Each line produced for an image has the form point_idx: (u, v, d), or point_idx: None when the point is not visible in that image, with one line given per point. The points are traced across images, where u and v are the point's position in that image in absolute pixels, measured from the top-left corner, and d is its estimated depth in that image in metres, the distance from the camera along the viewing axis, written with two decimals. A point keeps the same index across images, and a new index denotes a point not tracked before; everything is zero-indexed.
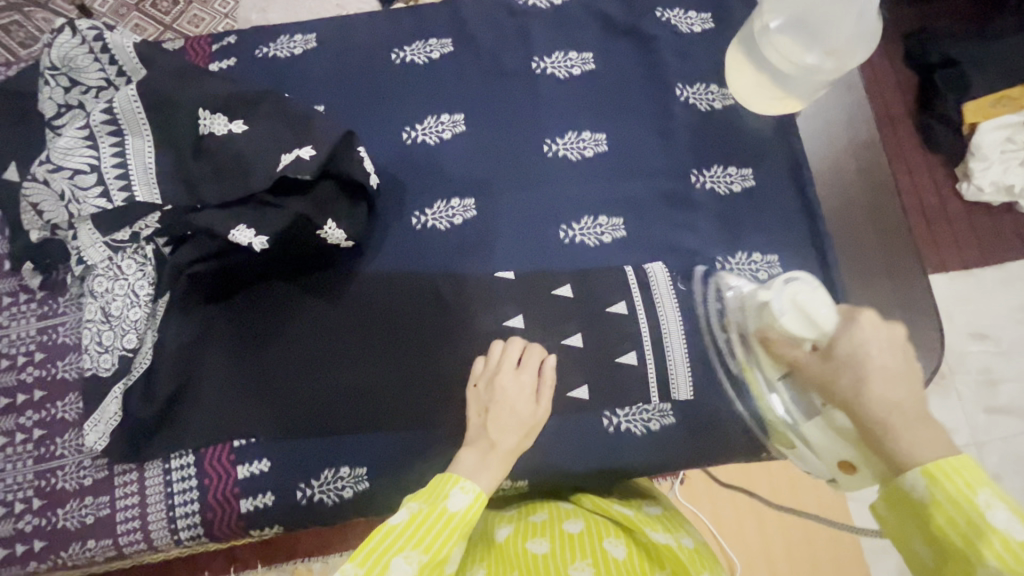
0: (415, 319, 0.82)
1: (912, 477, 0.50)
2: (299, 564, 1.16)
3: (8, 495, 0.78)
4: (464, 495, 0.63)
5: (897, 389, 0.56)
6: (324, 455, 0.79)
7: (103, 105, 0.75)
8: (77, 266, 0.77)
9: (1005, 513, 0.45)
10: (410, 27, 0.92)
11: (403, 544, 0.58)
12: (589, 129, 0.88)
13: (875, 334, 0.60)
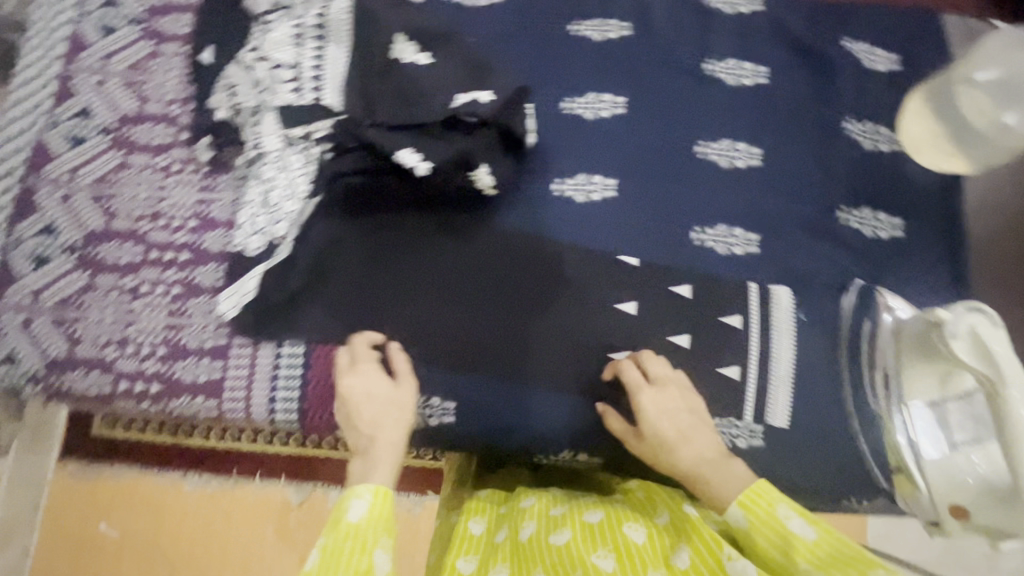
0: (527, 278, 0.85)
1: (734, 511, 0.60)
2: (317, 489, 1.26)
3: (139, 337, 0.86)
4: (385, 556, 0.56)
5: (700, 441, 0.69)
6: (419, 382, 0.83)
7: (317, 10, 0.82)
8: (251, 150, 0.83)
9: (799, 521, 0.56)
10: (594, 3, 0.95)
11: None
12: (745, 140, 0.88)
13: (660, 401, 0.73)
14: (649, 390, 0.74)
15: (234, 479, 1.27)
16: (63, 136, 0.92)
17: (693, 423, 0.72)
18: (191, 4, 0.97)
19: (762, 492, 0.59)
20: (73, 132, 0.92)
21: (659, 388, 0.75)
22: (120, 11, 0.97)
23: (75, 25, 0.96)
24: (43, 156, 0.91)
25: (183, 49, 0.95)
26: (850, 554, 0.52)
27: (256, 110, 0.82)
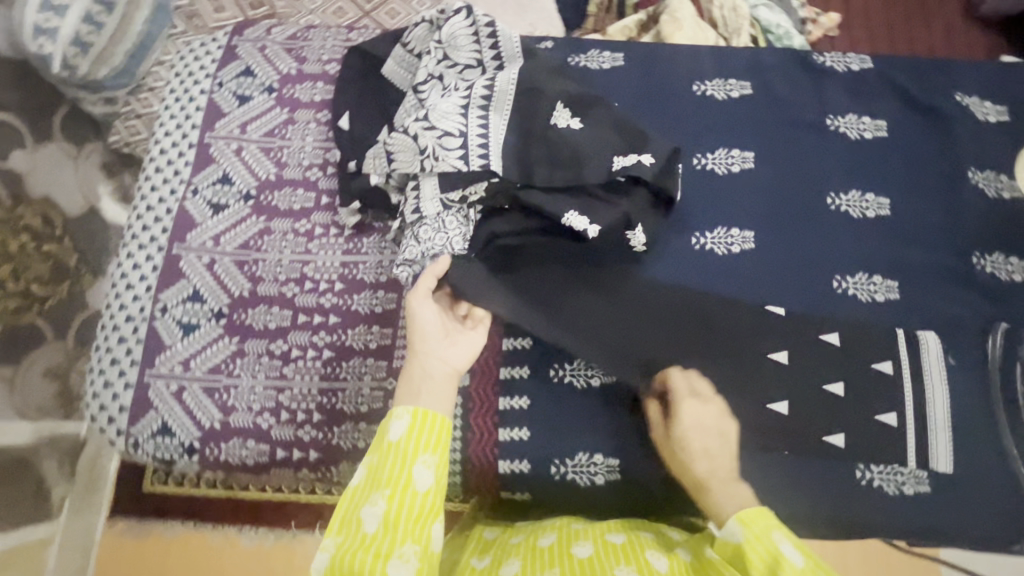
0: (679, 330, 0.86)
1: (728, 526, 0.62)
2: None
3: (293, 403, 0.85)
4: (426, 469, 0.61)
5: (719, 459, 0.71)
6: (581, 439, 0.83)
7: (482, 81, 0.86)
8: (410, 214, 0.85)
9: (791, 547, 0.58)
10: (713, 64, 1.00)
11: (368, 492, 0.59)
12: (873, 191, 0.92)
13: (698, 417, 0.74)
14: (695, 412, 0.75)
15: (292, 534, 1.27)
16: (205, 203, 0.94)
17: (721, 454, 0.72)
18: (323, 73, 1.01)
19: (757, 518, 0.61)
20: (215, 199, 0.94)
21: (714, 414, 0.75)
22: (254, 80, 1.00)
23: (211, 96, 0.99)
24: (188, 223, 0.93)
25: (318, 116, 0.98)
26: None
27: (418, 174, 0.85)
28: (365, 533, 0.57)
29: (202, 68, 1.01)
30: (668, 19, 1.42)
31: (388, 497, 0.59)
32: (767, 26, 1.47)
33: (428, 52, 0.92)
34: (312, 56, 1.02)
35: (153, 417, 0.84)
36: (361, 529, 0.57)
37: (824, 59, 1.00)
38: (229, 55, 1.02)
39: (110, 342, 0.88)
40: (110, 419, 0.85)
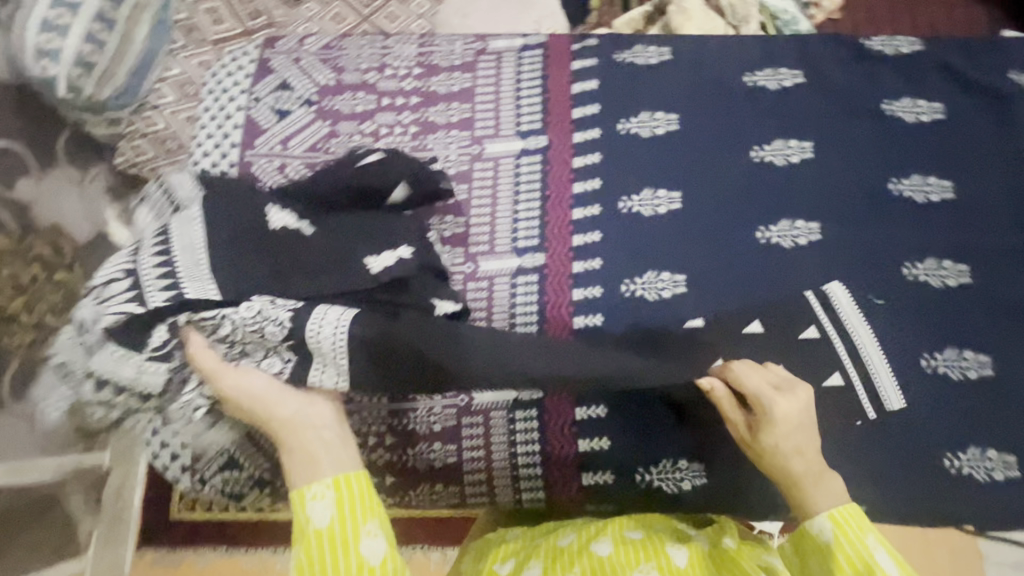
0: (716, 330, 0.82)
1: (820, 522, 0.68)
2: (417, 550, 1.32)
3: (363, 427, 0.82)
4: (322, 505, 0.68)
5: (812, 453, 0.71)
6: (665, 445, 0.81)
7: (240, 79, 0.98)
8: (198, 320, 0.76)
9: (886, 554, 0.65)
10: (760, 55, 0.98)
11: (360, 529, 0.68)
12: (935, 175, 0.91)
13: (792, 408, 0.72)
14: (782, 399, 0.72)
15: None
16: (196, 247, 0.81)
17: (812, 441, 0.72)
18: (363, 82, 0.97)
19: (855, 520, 0.67)
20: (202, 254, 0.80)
21: (796, 408, 0.72)
22: (292, 93, 0.96)
23: (248, 113, 0.95)
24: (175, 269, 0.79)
25: (361, 128, 0.95)
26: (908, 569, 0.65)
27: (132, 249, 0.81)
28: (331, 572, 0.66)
29: (236, 84, 0.97)
30: (678, 11, 1.41)
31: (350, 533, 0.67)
32: (775, 12, 1.47)
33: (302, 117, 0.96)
34: (349, 66, 0.98)
35: (219, 452, 0.81)
36: (361, 557, 0.67)
37: (873, 43, 0.99)
38: (263, 69, 0.98)
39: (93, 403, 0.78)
40: (172, 459, 0.81)
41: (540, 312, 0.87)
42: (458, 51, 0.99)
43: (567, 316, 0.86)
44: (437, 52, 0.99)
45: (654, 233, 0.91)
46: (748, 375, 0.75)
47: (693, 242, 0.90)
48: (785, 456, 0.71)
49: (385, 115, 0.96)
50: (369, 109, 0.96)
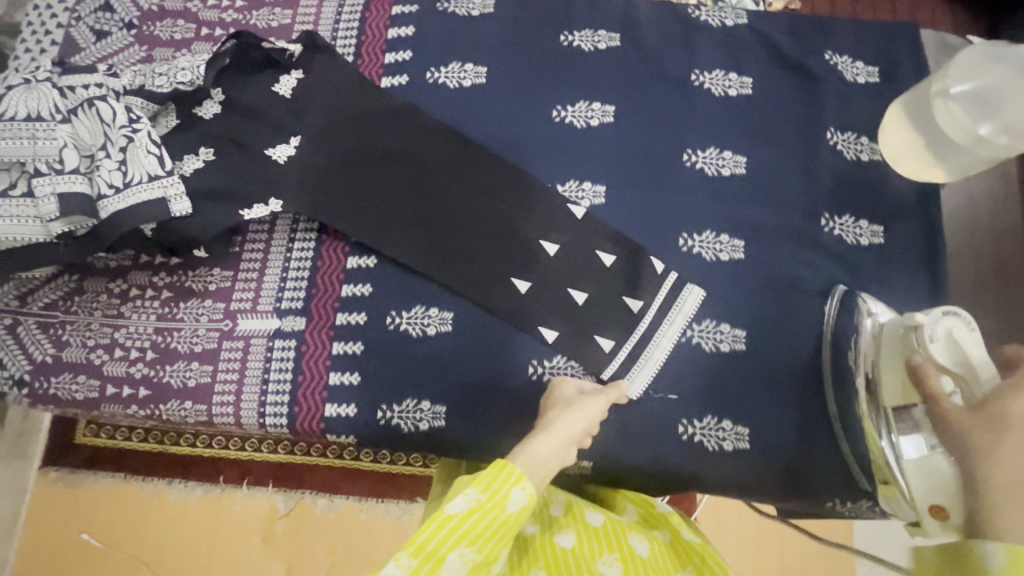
0: (514, 212, 0.89)
1: (991, 552, 0.52)
2: (305, 497, 1.32)
3: (127, 340, 0.85)
4: (522, 495, 0.62)
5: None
6: (412, 386, 0.84)
7: None
8: None
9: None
10: (585, 15, 0.96)
11: (520, 479, 0.62)
12: (731, 149, 0.90)
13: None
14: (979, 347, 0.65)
15: (221, 487, 1.33)
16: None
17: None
18: (184, 10, 0.98)
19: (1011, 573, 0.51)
20: (2, 129, 0.73)
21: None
22: (113, 15, 0.97)
23: (68, 30, 0.96)
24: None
25: (175, 55, 0.96)
26: None
27: None
28: None
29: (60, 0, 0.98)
30: None
31: (482, 500, 0.60)
32: None
33: (111, 40, 0.97)
34: None
35: None
36: (506, 506, 0.61)
37: (700, 13, 0.97)
38: None
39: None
40: None
41: (317, 252, 0.88)
42: None
43: (341, 255, 0.88)
44: None
45: (442, 177, 0.90)
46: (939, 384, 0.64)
47: (481, 196, 0.90)
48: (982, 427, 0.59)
49: (201, 45, 0.96)
50: (186, 37, 0.96)
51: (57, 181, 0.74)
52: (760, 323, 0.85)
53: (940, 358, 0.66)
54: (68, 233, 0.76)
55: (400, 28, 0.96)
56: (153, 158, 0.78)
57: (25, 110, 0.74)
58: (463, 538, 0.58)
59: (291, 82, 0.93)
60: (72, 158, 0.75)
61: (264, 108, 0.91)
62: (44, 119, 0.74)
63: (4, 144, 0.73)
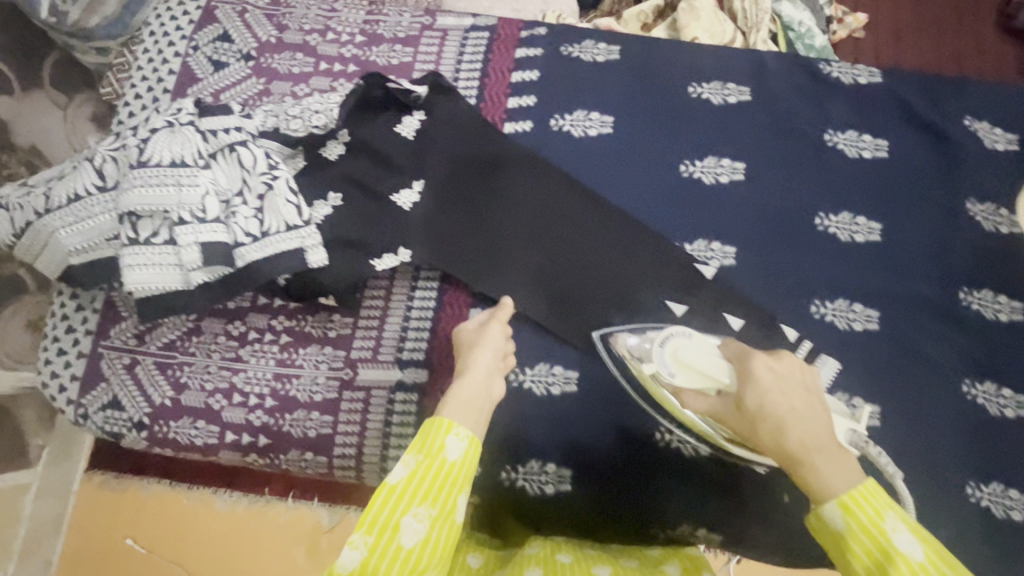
0: (641, 268, 0.87)
1: (830, 510, 0.51)
2: (350, 512, 1.22)
3: (246, 386, 0.84)
4: (458, 441, 0.61)
5: (814, 427, 0.54)
6: (536, 447, 0.82)
7: (181, 26, 0.96)
8: (31, 200, 0.73)
9: (909, 537, 0.49)
10: (714, 66, 0.94)
11: (452, 425, 0.61)
12: (865, 215, 0.88)
13: (779, 374, 0.58)
14: (763, 357, 0.60)
15: (264, 499, 1.24)
16: (132, 161, 0.71)
17: (811, 406, 0.56)
18: (303, 43, 0.95)
19: (866, 496, 0.51)
20: (147, 176, 0.70)
21: (774, 368, 0.58)
22: (231, 46, 0.95)
23: (185, 60, 0.95)
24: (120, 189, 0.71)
25: (294, 90, 0.93)
26: None
27: (13, 184, 0.77)
28: (404, 546, 0.55)
29: (178, 28, 0.96)
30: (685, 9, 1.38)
31: (420, 459, 0.59)
32: (788, 23, 1.42)
33: (228, 71, 0.94)
34: (293, 26, 0.96)
35: (104, 389, 0.83)
36: (444, 458, 0.60)
37: (832, 68, 0.94)
38: (207, 17, 0.97)
39: (59, 329, 0.85)
40: (59, 389, 0.83)
41: (438, 301, 0.87)
42: (404, 24, 0.96)
43: (462, 307, 0.86)
44: (383, 22, 0.97)
45: (566, 229, 0.88)
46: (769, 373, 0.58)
47: (606, 251, 0.88)
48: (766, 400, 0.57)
49: (320, 80, 0.94)
50: (305, 72, 0.94)
51: (200, 230, 0.72)
52: (891, 399, 0.83)
53: (689, 383, 0.69)
54: (205, 282, 0.74)
55: (525, 73, 0.94)
56: (292, 207, 0.75)
57: (170, 155, 0.72)
58: (413, 500, 0.57)
59: (414, 123, 0.90)
60: (214, 205, 0.73)
61: (389, 151, 0.89)
62: (188, 166, 0.72)
63: (149, 191, 0.70)
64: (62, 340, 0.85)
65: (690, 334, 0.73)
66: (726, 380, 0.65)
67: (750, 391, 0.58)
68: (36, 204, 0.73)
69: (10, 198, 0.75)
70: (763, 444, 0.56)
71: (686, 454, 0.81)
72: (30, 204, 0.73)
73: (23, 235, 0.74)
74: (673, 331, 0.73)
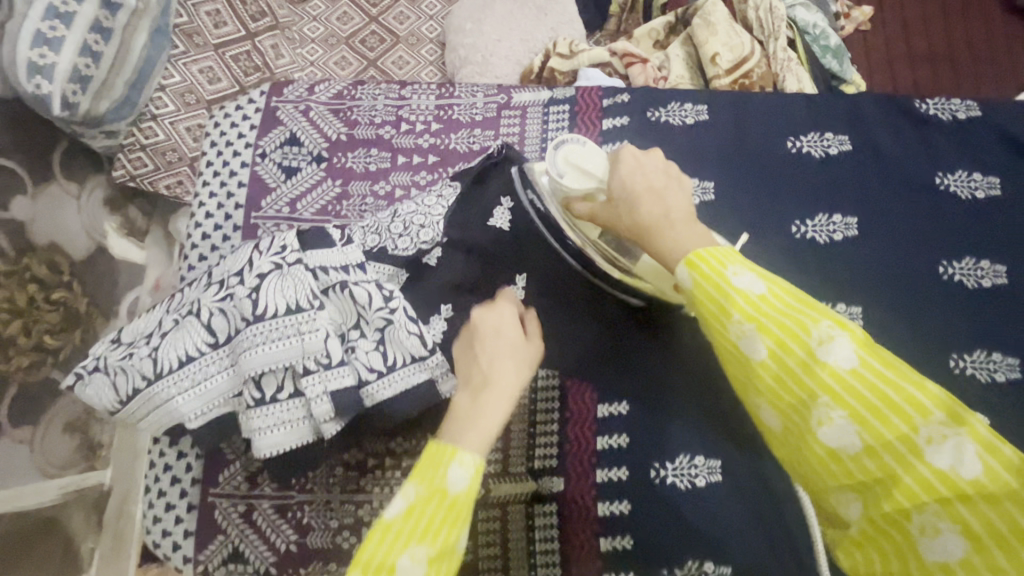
0: None
1: (681, 272, 0.54)
2: None
3: (374, 518, 0.77)
4: (463, 471, 0.53)
5: (668, 198, 0.63)
6: (691, 547, 0.74)
7: (244, 132, 0.91)
8: (137, 363, 0.68)
9: (747, 277, 0.51)
10: (806, 117, 0.91)
11: (458, 452, 0.54)
12: (989, 258, 0.84)
13: (641, 162, 0.67)
14: (631, 148, 0.69)
15: None
16: (247, 314, 0.66)
17: (664, 181, 0.65)
18: (377, 137, 0.90)
19: (712, 255, 0.53)
20: (267, 330, 0.66)
21: (637, 157, 0.67)
22: (301, 149, 0.90)
23: (254, 169, 0.89)
24: (238, 347, 0.66)
25: (374, 188, 0.88)
26: (791, 305, 0.49)
27: (108, 345, 0.71)
28: None
29: (240, 135, 0.91)
30: (701, 24, 1.34)
31: (415, 497, 0.53)
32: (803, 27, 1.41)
33: (302, 177, 0.89)
34: (363, 120, 0.92)
35: (222, 542, 0.78)
36: (444, 488, 0.52)
37: (928, 106, 0.92)
38: (270, 120, 0.92)
39: (163, 481, 0.79)
40: (173, 547, 0.78)
41: (562, 401, 0.83)
42: (480, 105, 0.92)
43: (590, 404, 0.82)
44: (458, 105, 0.92)
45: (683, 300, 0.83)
46: (636, 172, 0.67)
47: None
48: (627, 183, 0.66)
49: (400, 175, 0.88)
50: (384, 168, 0.89)
51: (327, 378, 0.67)
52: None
53: (576, 185, 0.74)
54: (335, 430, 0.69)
55: (615, 144, 0.90)
56: (414, 335, 0.70)
57: (284, 301, 0.67)
58: (411, 537, 0.51)
59: (506, 213, 0.84)
60: (337, 347, 0.68)
61: (487, 247, 0.83)
62: (304, 309, 0.67)
63: (271, 347, 0.65)
64: (171, 491, 0.79)
65: (584, 144, 0.76)
66: (603, 180, 0.73)
67: (616, 178, 0.67)
68: (143, 367, 0.67)
69: (110, 362, 0.69)
70: (624, 220, 0.65)
71: None
72: (136, 369, 0.68)
73: (130, 399, 0.68)
74: (564, 143, 0.77)
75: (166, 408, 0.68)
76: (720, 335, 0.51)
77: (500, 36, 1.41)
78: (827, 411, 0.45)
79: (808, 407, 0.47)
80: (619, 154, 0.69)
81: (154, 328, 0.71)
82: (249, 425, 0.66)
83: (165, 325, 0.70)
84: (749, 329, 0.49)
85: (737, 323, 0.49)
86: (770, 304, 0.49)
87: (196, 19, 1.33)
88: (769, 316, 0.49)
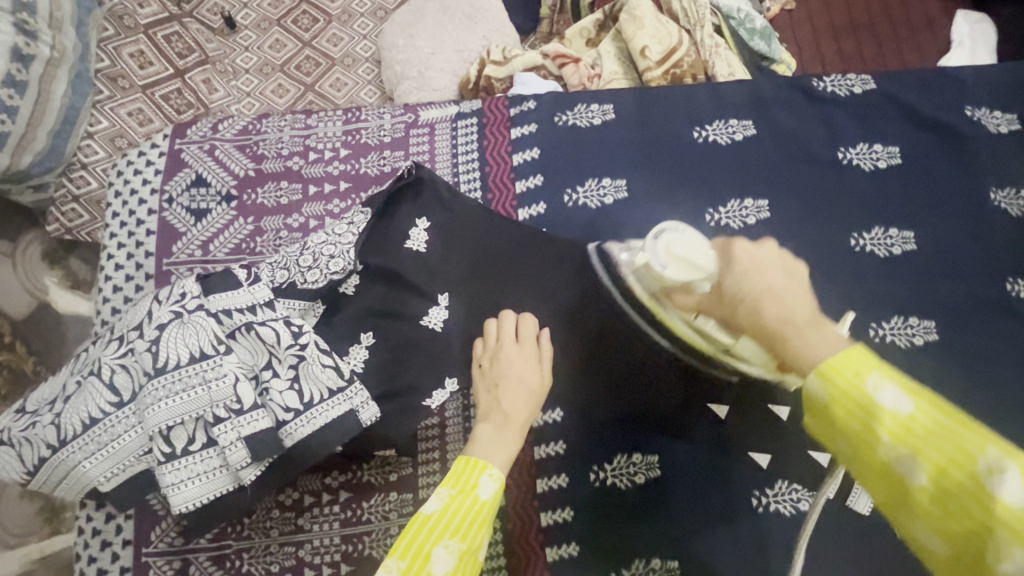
0: None
1: (813, 382, 0.51)
2: None
3: (315, 557, 0.76)
4: (492, 481, 0.64)
5: (788, 299, 0.62)
6: (635, 544, 0.76)
7: (148, 179, 0.89)
8: (39, 431, 0.65)
9: (894, 394, 0.48)
10: (712, 106, 0.93)
11: (488, 466, 0.64)
12: (896, 226, 0.86)
13: (752, 258, 0.69)
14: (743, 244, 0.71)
15: None
16: (148, 368, 0.65)
17: (793, 292, 0.64)
18: (285, 169, 0.89)
19: (855, 362, 0.50)
20: (170, 382, 0.64)
21: (749, 255, 0.69)
22: (208, 189, 0.89)
23: (162, 215, 0.87)
24: (143, 404, 0.64)
25: (287, 222, 0.87)
26: (949, 429, 0.46)
27: (10, 416, 0.69)
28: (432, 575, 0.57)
29: (145, 182, 0.89)
30: (628, 19, 1.32)
31: (453, 494, 0.62)
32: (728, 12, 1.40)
33: (212, 219, 0.87)
34: (270, 153, 0.90)
35: None
36: (476, 495, 0.62)
37: (825, 84, 0.94)
38: (174, 163, 0.90)
39: (94, 546, 0.77)
40: None
41: None
42: (388, 127, 0.92)
43: None
44: (365, 129, 0.92)
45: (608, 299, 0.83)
46: (751, 278, 0.66)
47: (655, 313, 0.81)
48: (746, 286, 0.65)
49: (312, 206, 0.87)
50: (295, 201, 0.88)
51: (241, 422, 0.66)
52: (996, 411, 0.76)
53: (680, 275, 0.73)
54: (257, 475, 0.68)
55: (525, 152, 0.90)
56: (329, 368, 0.69)
57: (186, 351, 0.65)
58: (445, 532, 0.59)
59: (423, 234, 0.84)
60: (247, 391, 0.66)
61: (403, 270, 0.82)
62: (209, 356, 0.66)
63: (175, 400, 0.64)
64: (102, 557, 0.76)
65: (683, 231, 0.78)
66: (710, 269, 0.70)
67: (733, 275, 0.68)
68: (46, 435, 0.65)
69: (12, 434, 0.67)
70: (742, 318, 0.65)
71: (787, 515, 0.74)
72: (39, 438, 0.65)
73: (37, 470, 0.66)
74: (665, 230, 0.79)
75: (75, 475, 0.65)
76: (871, 456, 0.48)
77: (433, 49, 1.37)
78: (1006, 552, 0.41)
79: (979, 538, 0.43)
80: (734, 252, 0.70)
81: (56, 393, 0.69)
82: (161, 481, 0.64)
83: (67, 389, 0.67)
84: (904, 452, 0.46)
85: (887, 447, 0.47)
86: (916, 425, 0.46)
87: (119, 62, 1.36)
88: (908, 437, 0.46)
